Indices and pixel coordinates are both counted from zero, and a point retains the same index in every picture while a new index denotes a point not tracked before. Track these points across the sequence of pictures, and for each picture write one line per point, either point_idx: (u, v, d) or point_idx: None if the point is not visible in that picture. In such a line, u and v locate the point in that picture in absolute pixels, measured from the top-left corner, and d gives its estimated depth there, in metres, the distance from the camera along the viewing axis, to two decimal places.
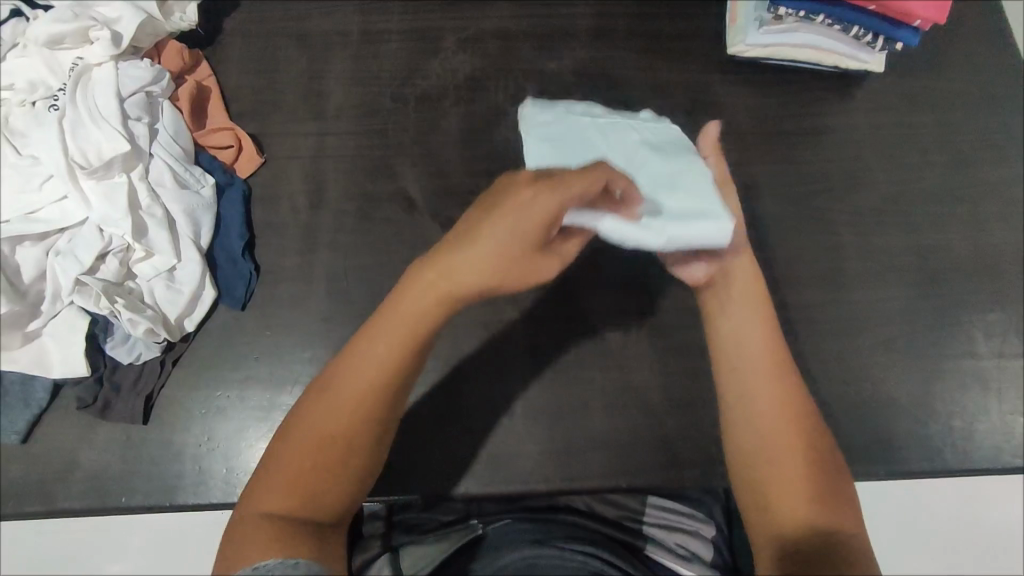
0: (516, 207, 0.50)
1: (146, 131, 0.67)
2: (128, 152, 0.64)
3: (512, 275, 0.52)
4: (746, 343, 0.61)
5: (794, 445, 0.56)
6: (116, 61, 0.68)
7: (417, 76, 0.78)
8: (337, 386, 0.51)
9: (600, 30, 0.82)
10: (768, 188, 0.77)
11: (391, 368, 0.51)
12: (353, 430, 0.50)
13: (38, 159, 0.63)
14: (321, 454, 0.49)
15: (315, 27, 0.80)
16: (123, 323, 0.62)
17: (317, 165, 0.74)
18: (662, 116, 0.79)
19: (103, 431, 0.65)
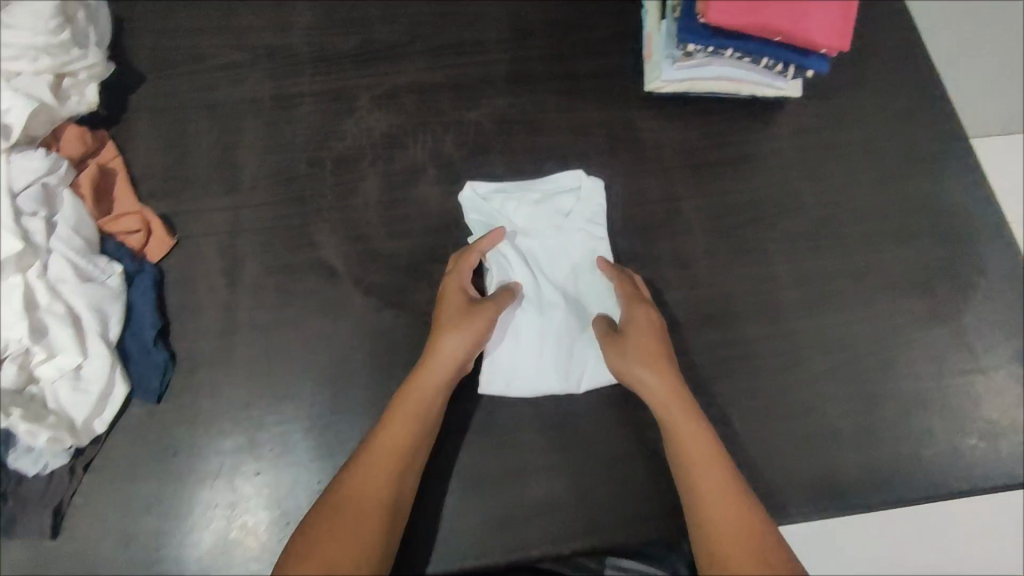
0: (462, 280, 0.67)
1: (43, 226, 0.63)
2: (22, 250, 0.60)
3: (480, 329, 0.65)
4: (678, 439, 0.61)
5: (738, 529, 0.56)
6: (7, 153, 0.64)
7: (332, 139, 0.77)
8: (363, 462, 0.59)
9: (515, 76, 0.82)
10: (698, 222, 0.76)
11: (407, 436, 0.61)
12: (376, 495, 0.58)
13: None
14: (350, 518, 0.56)
15: (225, 97, 0.79)
16: (21, 435, 0.59)
17: (232, 240, 0.72)
18: (583, 158, 0.79)
19: (13, 547, 0.61)
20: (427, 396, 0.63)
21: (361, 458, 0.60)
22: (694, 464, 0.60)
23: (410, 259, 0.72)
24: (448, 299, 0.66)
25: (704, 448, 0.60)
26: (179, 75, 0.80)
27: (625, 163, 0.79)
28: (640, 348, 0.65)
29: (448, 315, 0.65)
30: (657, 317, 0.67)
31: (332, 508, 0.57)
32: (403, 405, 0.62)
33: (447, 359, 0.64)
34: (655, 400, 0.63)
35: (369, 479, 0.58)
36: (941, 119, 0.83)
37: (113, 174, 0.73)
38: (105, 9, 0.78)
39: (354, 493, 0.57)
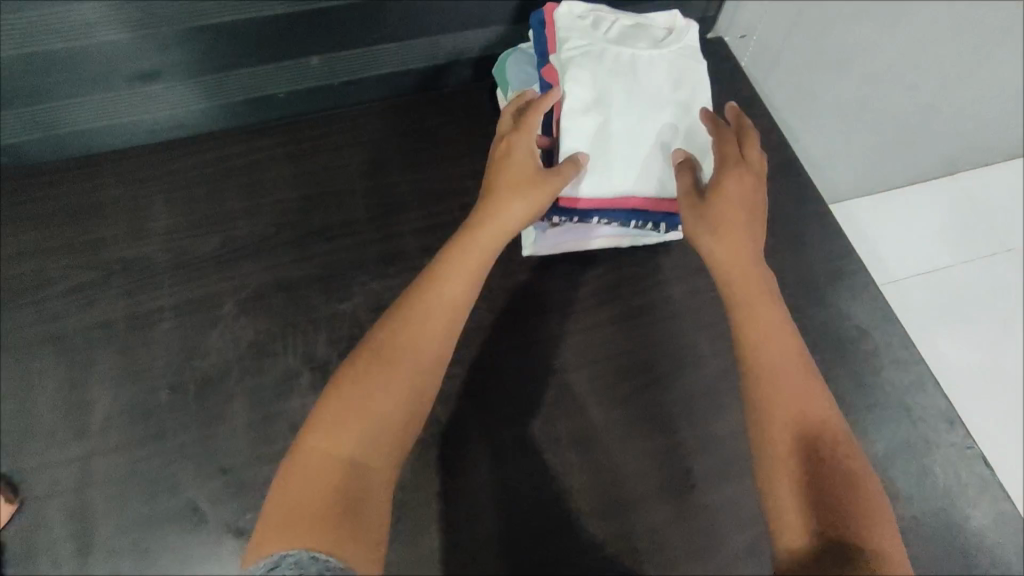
0: (495, 222, 0.60)
1: None
2: None
3: (512, 233, 0.61)
4: (762, 355, 0.54)
5: (806, 439, 0.51)
6: None
7: (195, 357, 0.72)
8: (394, 343, 0.55)
9: (388, 255, 0.80)
10: (593, 393, 0.73)
11: (433, 354, 0.56)
12: (422, 354, 0.55)
13: None
14: (383, 377, 0.53)
15: (76, 324, 0.74)
16: None
17: (85, 493, 0.66)
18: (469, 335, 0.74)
19: None
20: (445, 317, 0.57)
21: (373, 366, 0.54)
22: (774, 374, 0.53)
23: None
24: (506, 187, 0.61)
25: (796, 377, 0.53)
26: (29, 305, 0.75)
27: (512, 334, 0.75)
28: (720, 218, 0.58)
29: (506, 188, 0.61)
30: (750, 176, 0.59)
31: (352, 406, 0.52)
32: (431, 315, 0.57)
33: (456, 294, 0.58)
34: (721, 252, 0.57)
35: (379, 398, 0.53)
36: (826, 235, 0.82)
37: None
38: None
39: (399, 372, 0.54)
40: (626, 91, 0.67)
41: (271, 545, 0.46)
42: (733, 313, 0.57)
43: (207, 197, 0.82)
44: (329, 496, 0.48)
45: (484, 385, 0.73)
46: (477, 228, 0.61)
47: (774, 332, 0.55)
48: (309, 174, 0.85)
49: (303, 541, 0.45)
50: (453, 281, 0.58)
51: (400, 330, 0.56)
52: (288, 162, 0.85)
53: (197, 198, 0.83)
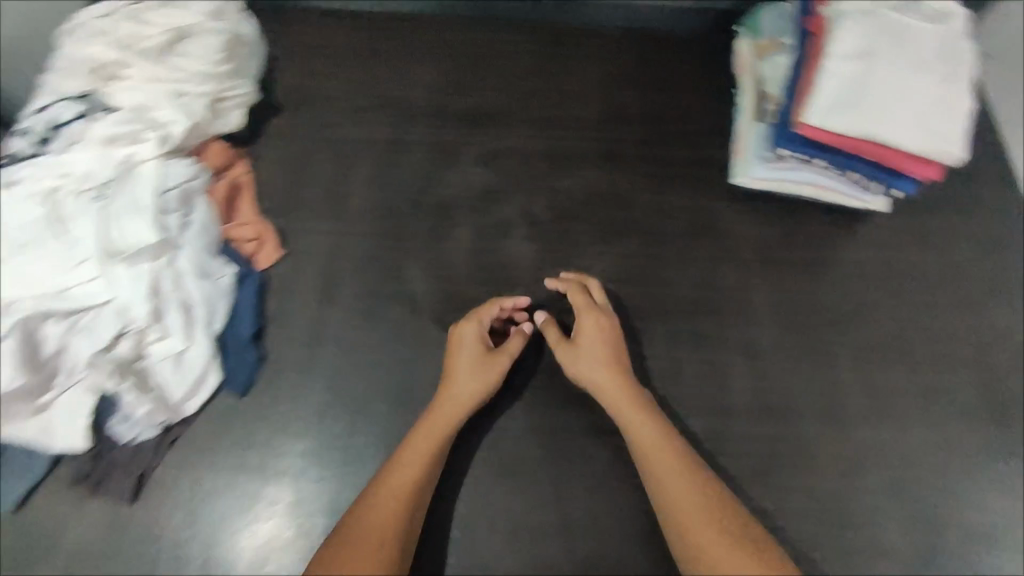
0: (428, 421, 0.67)
1: (179, 223, 0.73)
2: (157, 244, 0.70)
3: (446, 406, 0.68)
4: (658, 480, 0.64)
5: (742, 556, 0.58)
6: (162, 158, 0.75)
7: (436, 186, 0.85)
8: (398, 472, 0.63)
9: (609, 152, 0.89)
10: (768, 315, 0.79)
11: (426, 453, 0.65)
12: (413, 492, 0.63)
13: (78, 243, 0.69)
14: (383, 543, 0.58)
15: (348, 135, 0.88)
16: (126, 403, 0.66)
17: (333, 261, 0.79)
18: (665, 238, 0.83)
19: (93, 507, 0.66)
20: (444, 432, 0.67)
21: (364, 515, 0.60)
22: (675, 497, 0.62)
23: None
24: (472, 373, 0.69)
25: (670, 461, 0.64)
26: (314, 112, 0.90)
27: (703, 247, 0.83)
28: (579, 354, 0.71)
29: (466, 370, 0.69)
30: (609, 325, 0.73)
31: (354, 531, 0.59)
32: (415, 447, 0.65)
33: (441, 433, 0.67)
34: (604, 390, 0.69)
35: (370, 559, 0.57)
36: None
37: (241, 186, 0.82)
38: (261, 50, 0.90)
39: (400, 479, 0.63)
40: (893, 46, 0.71)
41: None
42: (625, 433, 0.68)
43: (466, 66, 0.95)
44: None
45: (671, 280, 0.80)
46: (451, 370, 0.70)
47: (662, 471, 0.64)
48: (553, 70, 0.95)
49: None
50: (449, 402, 0.68)
51: (394, 463, 0.65)
52: (539, 55, 0.96)
53: (457, 64, 0.95)
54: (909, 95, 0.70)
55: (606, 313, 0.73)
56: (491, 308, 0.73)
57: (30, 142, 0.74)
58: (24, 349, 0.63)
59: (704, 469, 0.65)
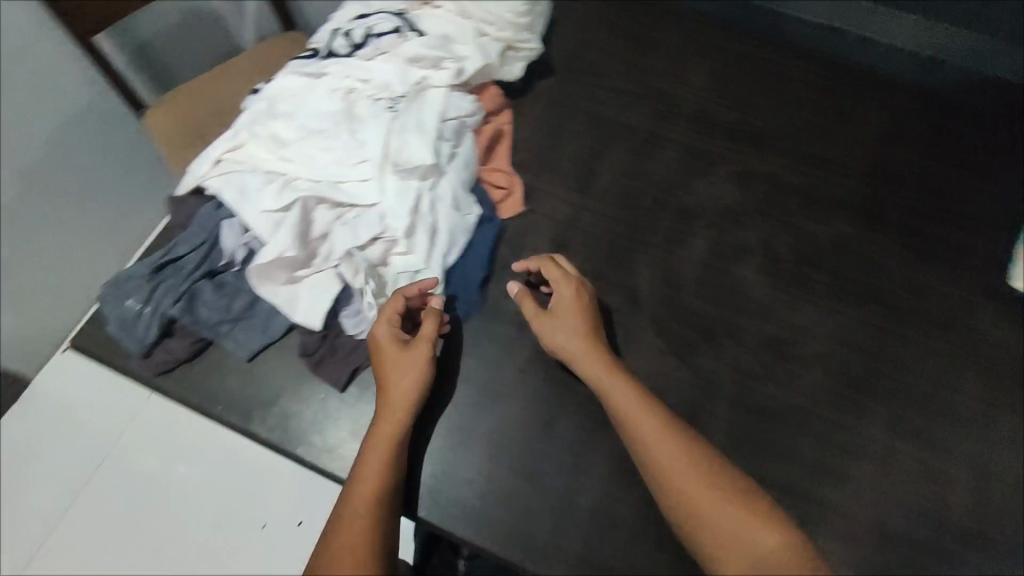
0: (379, 429, 0.64)
1: (449, 153, 0.76)
2: (429, 167, 0.73)
3: (398, 399, 0.65)
4: (650, 449, 0.61)
5: (744, 521, 0.56)
6: (449, 89, 0.78)
7: (682, 191, 0.83)
8: (356, 491, 0.61)
9: (871, 210, 0.83)
10: (1009, 437, 0.70)
11: (382, 466, 0.62)
12: (379, 502, 0.60)
13: (363, 145, 0.74)
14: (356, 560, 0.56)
15: (608, 114, 0.88)
16: (363, 303, 0.70)
17: (568, 232, 0.80)
18: (911, 317, 0.76)
19: (307, 381, 0.71)
20: (393, 430, 0.64)
21: (348, 516, 0.60)
22: (667, 467, 0.60)
23: (704, 325, 0.76)
24: (399, 376, 0.66)
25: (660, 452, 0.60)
26: (581, 84, 0.91)
27: (953, 341, 0.75)
28: (559, 328, 0.69)
29: (397, 370, 0.66)
30: (584, 301, 0.70)
31: (334, 553, 0.57)
32: (373, 455, 0.63)
33: (387, 433, 0.64)
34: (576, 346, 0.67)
35: (345, 557, 0.57)
36: None
37: (501, 136, 0.84)
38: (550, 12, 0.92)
39: (363, 495, 0.60)
40: None
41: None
42: (627, 434, 0.63)
43: (741, 80, 0.91)
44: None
45: (907, 363, 0.74)
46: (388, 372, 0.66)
47: (657, 445, 0.61)
48: (831, 108, 0.89)
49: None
50: (391, 402, 0.65)
51: (358, 473, 0.62)
52: (821, 88, 0.90)
53: (732, 76, 0.91)
54: None
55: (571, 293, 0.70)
56: (397, 301, 0.68)
57: (346, 47, 0.81)
58: (301, 224, 0.70)
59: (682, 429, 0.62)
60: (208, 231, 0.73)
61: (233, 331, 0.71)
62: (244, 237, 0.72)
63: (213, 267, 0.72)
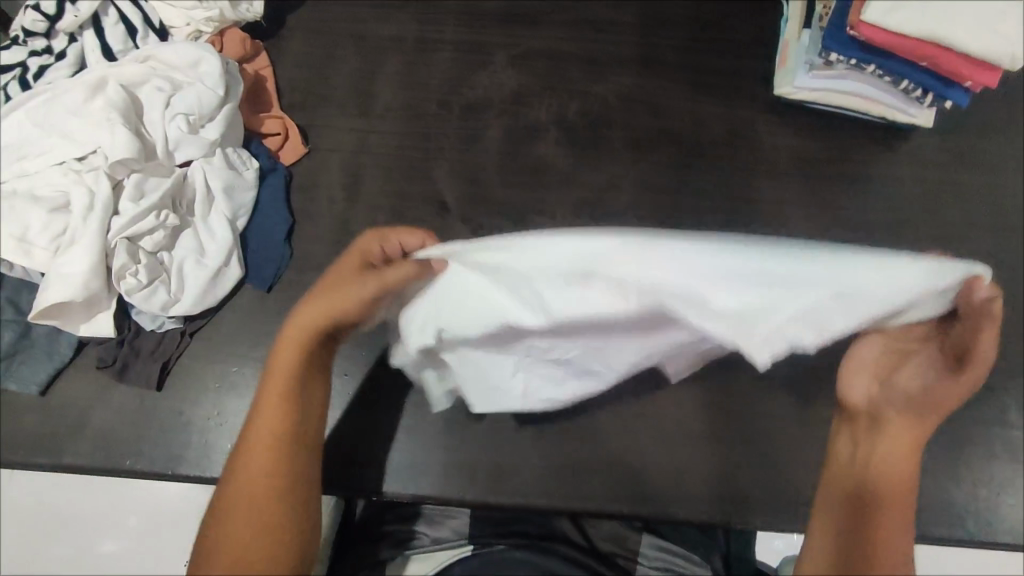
0: (294, 342, 0.55)
1: (190, 117, 0.68)
2: (184, 143, 0.68)
3: (335, 311, 0.54)
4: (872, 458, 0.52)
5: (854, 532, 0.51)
6: (166, 47, 0.69)
7: (464, 87, 0.81)
8: (258, 423, 0.53)
9: (647, 58, 0.84)
10: (800, 226, 0.77)
11: (287, 385, 0.55)
12: (284, 429, 0.53)
13: (81, 135, 0.64)
14: (266, 495, 0.51)
15: (372, 30, 0.83)
16: (143, 298, 0.63)
17: (359, 160, 0.76)
18: (700, 149, 0.80)
19: (117, 393, 0.65)
20: (308, 340, 0.55)
21: (246, 454, 0.53)
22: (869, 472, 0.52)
23: (517, 210, 0.75)
24: (324, 292, 0.55)
25: (874, 483, 0.52)
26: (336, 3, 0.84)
27: (740, 156, 0.80)
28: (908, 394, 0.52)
29: (328, 287, 0.55)
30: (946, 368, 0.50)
31: (231, 500, 0.52)
32: (278, 371, 0.54)
33: (305, 343, 0.55)
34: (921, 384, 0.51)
35: (257, 502, 0.51)
36: None
37: (264, 80, 0.78)
38: None
39: (265, 430, 0.53)
40: None
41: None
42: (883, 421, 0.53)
43: None
44: (247, 574, 0.48)
45: (704, 192, 0.78)
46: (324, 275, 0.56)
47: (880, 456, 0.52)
48: None
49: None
50: (311, 314, 0.54)
51: (262, 400, 0.54)
52: None
53: None
54: (974, 20, 0.63)
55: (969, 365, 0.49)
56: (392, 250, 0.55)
57: (42, 21, 0.69)
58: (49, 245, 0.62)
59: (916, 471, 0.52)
60: None
61: (11, 368, 0.63)
62: None
63: None
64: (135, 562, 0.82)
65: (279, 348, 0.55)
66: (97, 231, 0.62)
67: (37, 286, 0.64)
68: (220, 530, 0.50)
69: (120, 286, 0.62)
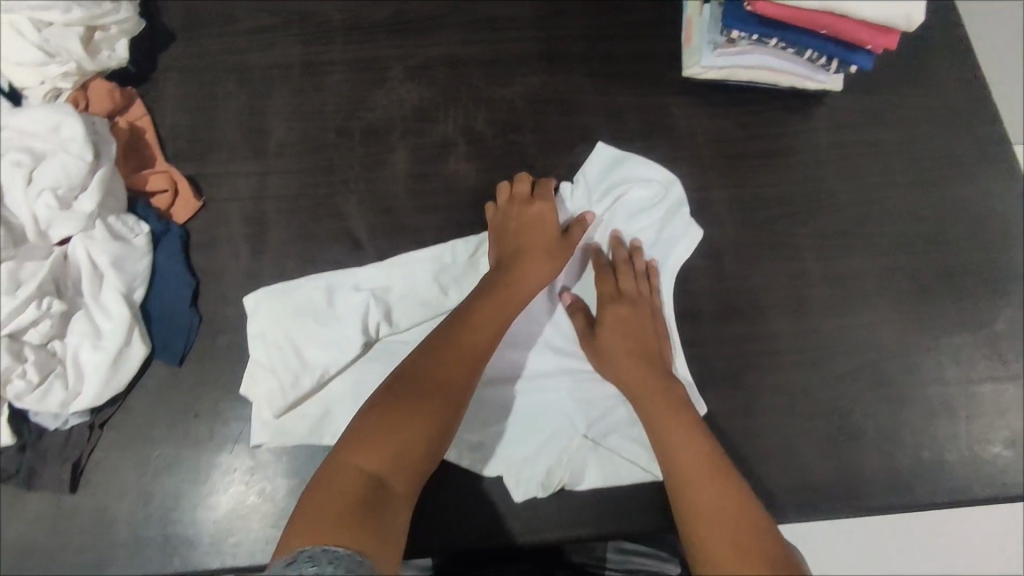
0: (513, 280, 0.65)
1: (59, 191, 0.61)
2: (57, 221, 0.61)
3: (538, 265, 0.66)
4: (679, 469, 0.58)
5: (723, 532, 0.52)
6: (21, 114, 0.62)
7: (362, 109, 0.76)
8: (455, 344, 0.59)
9: (552, 53, 0.81)
10: (726, 211, 0.75)
11: (492, 335, 0.62)
12: (472, 367, 0.59)
13: None
14: (435, 415, 0.55)
15: (255, 60, 0.77)
16: (38, 397, 0.59)
17: (260, 206, 0.71)
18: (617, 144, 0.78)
19: (30, 501, 0.60)
20: (524, 296, 0.65)
21: (430, 367, 0.58)
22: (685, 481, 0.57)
23: (436, 236, 0.72)
24: (535, 240, 0.68)
25: (703, 492, 0.55)
26: (211, 36, 0.77)
27: (658, 146, 0.78)
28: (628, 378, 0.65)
29: (540, 241, 0.68)
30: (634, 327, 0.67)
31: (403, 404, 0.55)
32: (490, 309, 0.63)
33: (519, 298, 0.65)
34: (630, 387, 0.65)
35: (412, 410, 0.54)
36: (988, 117, 0.79)
37: (143, 132, 0.72)
38: None
39: (458, 358, 0.59)
40: None
41: (304, 537, 0.45)
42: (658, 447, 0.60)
43: None
44: (372, 475, 0.51)
45: None
46: (524, 238, 0.68)
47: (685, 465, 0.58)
48: None
49: (338, 538, 0.45)
50: (529, 269, 0.66)
51: (464, 327, 0.61)
52: None
53: None
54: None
55: (648, 294, 0.70)
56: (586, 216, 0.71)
57: None
58: None
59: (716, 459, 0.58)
60: None
61: None
62: None
63: None
64: None
65: (490, 285, 0.64)
66: None
67: None
68: (369, 422, 0.53)
69: (9, 392, 0.58)
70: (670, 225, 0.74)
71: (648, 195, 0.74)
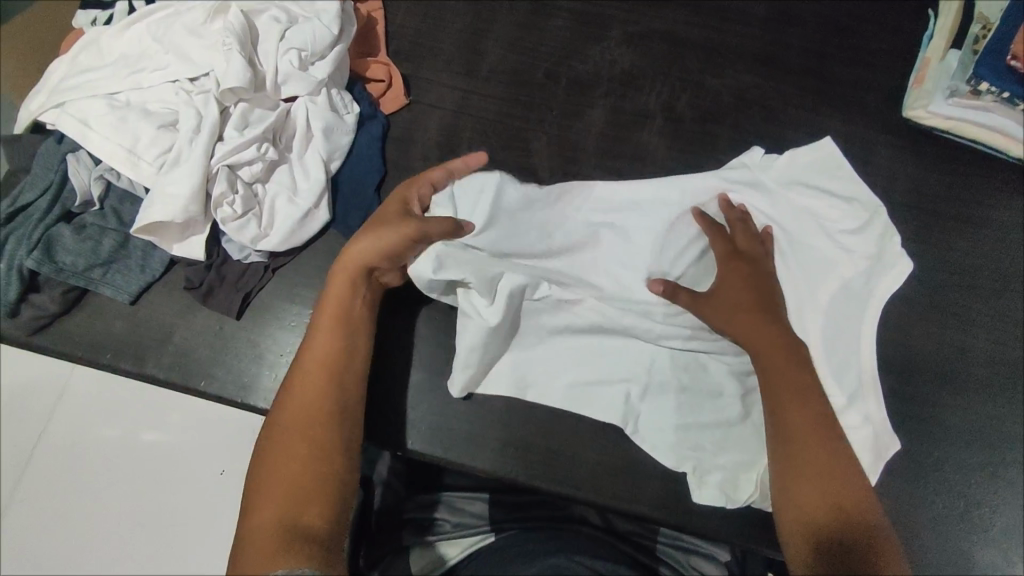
0: (340, 291, 0.60)
1: (302, 55, 0.67)
2: (293, 82, 0.67)
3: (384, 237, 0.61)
4: (795, 448, 0.57)
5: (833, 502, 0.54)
6: None
7: (575, 59, 0.78)
8: (291, 403, 0.56)
9: (773, 56, 0.79)
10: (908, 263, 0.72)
11: (328, 364, 0.58)
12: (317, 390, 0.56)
13: (199, 60, 0.66)
14: (299, 467, 0.53)
15: None
16: (234, 228, 0.64)
17: (459, 121, 0.75)
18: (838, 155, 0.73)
19: (201, 314, 0.68)
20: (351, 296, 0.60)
21: (278, 423, 0.56)
22: (797, 454, 0.56)
23: None
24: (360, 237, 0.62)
25: (811, 474, 0.55)
26: None
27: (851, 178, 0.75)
28: (766, 348, 0.62)
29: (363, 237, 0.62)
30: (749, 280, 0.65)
31: (268, 462, 0.53)
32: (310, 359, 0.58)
33: (337, 315, 0.60)
34: (766, 366, 0.61)
35: (294, 451, 0.53)
36: None
37: (374, 24, 0.77)
38: None
39: (300, 398, 0.56)
40: None
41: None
42: (773, 422, 0.59)
43: None
44: (286, 510, 0.50)
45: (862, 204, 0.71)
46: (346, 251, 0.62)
47: (798, 441, 0.57)
48: None
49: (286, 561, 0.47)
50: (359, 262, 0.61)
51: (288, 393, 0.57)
52: None
53: None
54: None
55: (764, 259, 0.68)
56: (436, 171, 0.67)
57: None
58: (154, 161, 0.64)
59: (836, 432, 0.58)
60: (53, 172, 0.65)
61: (107, 275, 0.66)
62: (98, 169, 0.65)
63: (68, 208, 0.65)
64: (173, 468, 0.85)
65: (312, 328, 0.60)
66: (201, 157, 0.62)
67: (142, 200, 0.66)
68: (259, 478, 0.52)
69: (217, 214, 0.63)
70: (884, 251, 0.70)
71: (861, 218, 0.71)
